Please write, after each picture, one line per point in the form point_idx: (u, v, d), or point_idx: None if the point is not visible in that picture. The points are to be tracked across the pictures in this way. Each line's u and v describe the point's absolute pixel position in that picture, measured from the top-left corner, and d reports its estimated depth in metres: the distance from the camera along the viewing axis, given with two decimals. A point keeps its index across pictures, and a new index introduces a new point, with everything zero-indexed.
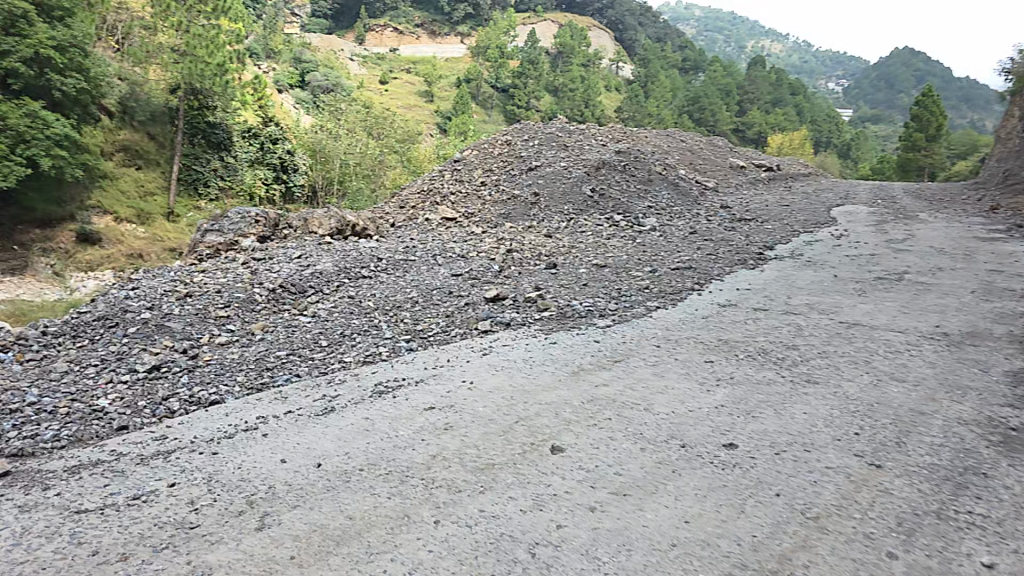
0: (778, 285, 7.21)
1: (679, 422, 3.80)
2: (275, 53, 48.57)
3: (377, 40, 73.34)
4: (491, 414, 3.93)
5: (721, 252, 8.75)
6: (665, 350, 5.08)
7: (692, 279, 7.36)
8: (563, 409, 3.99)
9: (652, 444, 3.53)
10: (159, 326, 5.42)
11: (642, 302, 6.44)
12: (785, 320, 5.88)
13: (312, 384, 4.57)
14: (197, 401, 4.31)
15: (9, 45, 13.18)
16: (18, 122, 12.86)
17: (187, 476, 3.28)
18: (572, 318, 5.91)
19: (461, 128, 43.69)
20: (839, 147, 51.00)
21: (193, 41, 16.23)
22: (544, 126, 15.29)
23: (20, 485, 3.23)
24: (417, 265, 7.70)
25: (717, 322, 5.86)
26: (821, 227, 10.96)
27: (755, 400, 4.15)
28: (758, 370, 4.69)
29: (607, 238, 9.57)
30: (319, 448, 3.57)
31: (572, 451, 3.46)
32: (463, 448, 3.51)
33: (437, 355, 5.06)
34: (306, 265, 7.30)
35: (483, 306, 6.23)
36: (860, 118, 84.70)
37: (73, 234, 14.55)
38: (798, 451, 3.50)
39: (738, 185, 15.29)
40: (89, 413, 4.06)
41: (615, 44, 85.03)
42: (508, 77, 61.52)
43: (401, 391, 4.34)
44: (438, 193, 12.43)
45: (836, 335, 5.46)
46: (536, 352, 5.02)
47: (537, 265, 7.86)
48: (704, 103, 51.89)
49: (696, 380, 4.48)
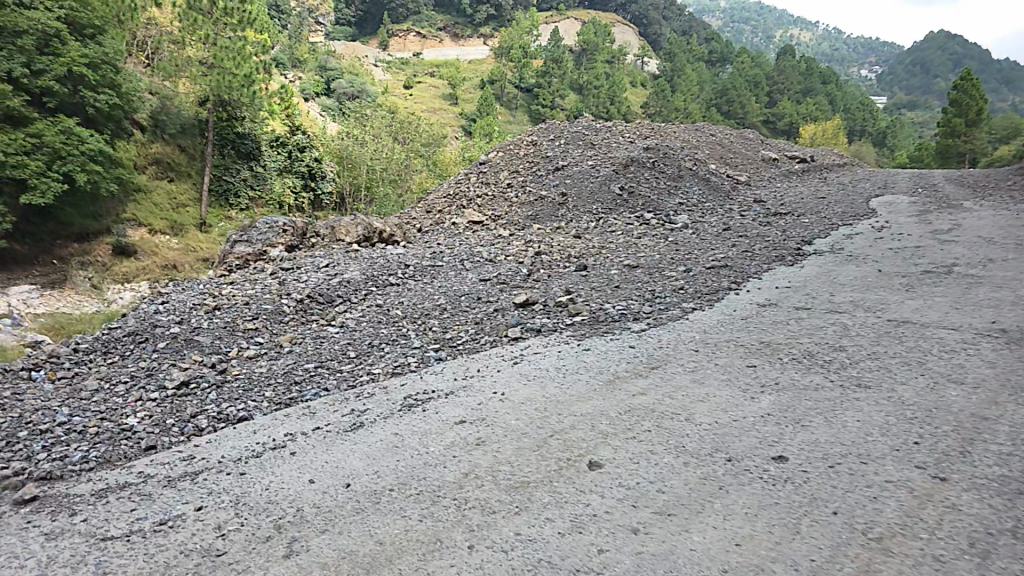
0: (819, 282, 6.92)
1: (723, 432, 3.60)
2: (300, 62, 49.29)
3: (400, 45, 73.78)
4: (525, 427, 3.78)
5: (757, 249, 8.46)
6: (704, 355, 4.87)
7: (729, 278, 7.11)
8: (599, 420, 3.81)
9: (696, 458, 3.33)
10: (188, 341, 5.39)
11: (677, 304, 6.22)
12: (829, 320, 5.61)
13: (340, 398, 4.46)
14: (225, 418, 4.26)
15: (45, 65, 13.46)
16: (53, 139, 13.10)
17: (214, 499, 3.19)
18: (605, 322, 5.72)
19: (487, 129, 43.83)
20: (874, 136, 49.61)
21: (221, 53, 16.38)
22: (570, 125, 15.08)
23: (47, 511, 3.18)
24: (444, 271, 7.58)
25: (757, 323, 5.62)
26: (860, 220, 10.57)
27: (803, 407, 3.93)
28: (804, 374, 4.45)
29: (638, 237, 9.36)
30: (348, 466, 3.46)
31: (611, 466, 3.29)
32: (497, 465, 3.36)
33: (466, 365, 4.93)
34: (334, 274, 7.25)
35: (513, 311, 6.09)
36: (895, 105, 82.30)
37: (109, 248, 14.80)
38: (853, 464, 3.28)
39: (771, 178, 14.89)
40: (118, 433, 4.02)
41: (640, 39, 84.31)
42: (532, 78, 61.46)
43: (430, 404, 4.22)
44: (464, 196, 12.34)
45: (886, 334, 5.18)
46: (569, 360, 4.85)
47: (567, 267, 7.69)
48: (733, 95, 51.36)
49: (739, 386, 4.26)
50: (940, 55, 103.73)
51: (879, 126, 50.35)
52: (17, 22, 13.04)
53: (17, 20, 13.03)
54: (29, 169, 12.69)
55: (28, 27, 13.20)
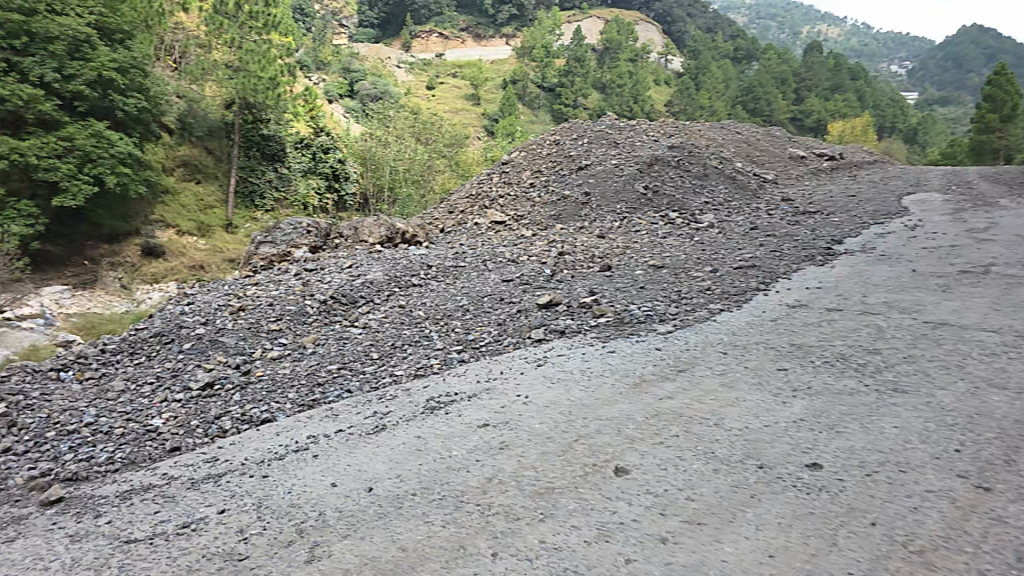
0: (850, 282, 6.74)
1: (754, 438, 3.49)
2: (323, 64, 49.73)
3: (423, 46, 74.10)
4: (549, 431, 3.71)
5: (786, 248, 8.28)
6: (733, 358, 4.75)
7: (757, 279, 6.96)
8: (625, 425, 3.72)
9: (726, 465, 3.23)
10: (212, 342, 5.41)
11: (704, 305, 6.09)
12: (863, 322, 5.45)
13: (362, 400, 4.43)
14: (249, 419, 4.26)
15: (76, 70, 13.69)
16: (84, 142, 13.34)
17: (237, 502, 3.17)
18: (630, 324, 5.62)
19: (509, 129, 43.77)
20: (905, 132, 48.39)
21: (246, 56, 16.58)
22: (593, 123, 14.95)
23: (72, 512, 3.19)
24: (467, 271, 7.53)
25: (788, 324, 5.48)
26: (892, 218, 10.30)
27: (837, 412, 3.80)
28: (837, 378, 4.31)
29: (662, 236, 9.22)
30: (370, 470, 3.42)
31: (638, 472, 3.20)
32: (521, 470, 3.30)
33: (489, 367, 4.86)
34: (357, 275, 7.25)
35: (536, 313, 6.02)
36: (927, 101, 80.38)
37: (138, 249, 15.05)
38: (892, 472, 3.15)
39: (799, 176, 14.60)
40: (143, 434, 4.04)
41: (663, 37, 83.61)
42: (554, 77, 61.28)
43: (453, 406, 4.17)
44: (486, 196, 12.29)
45: (922, 337, 5.01)
46: (594, 363, 4.76)
47: (591, 268, 7.59)
48: (759, 93, 50.55)
49: (770, 390, 4.14)
50: (974, 49, 101.09)
51: (909, 123, 49.13)
52: (49, 28, 13.26)
53: (49, 27, 13.26)
54: (60, 171, 12.97)
55: (60, 32, 13.40)
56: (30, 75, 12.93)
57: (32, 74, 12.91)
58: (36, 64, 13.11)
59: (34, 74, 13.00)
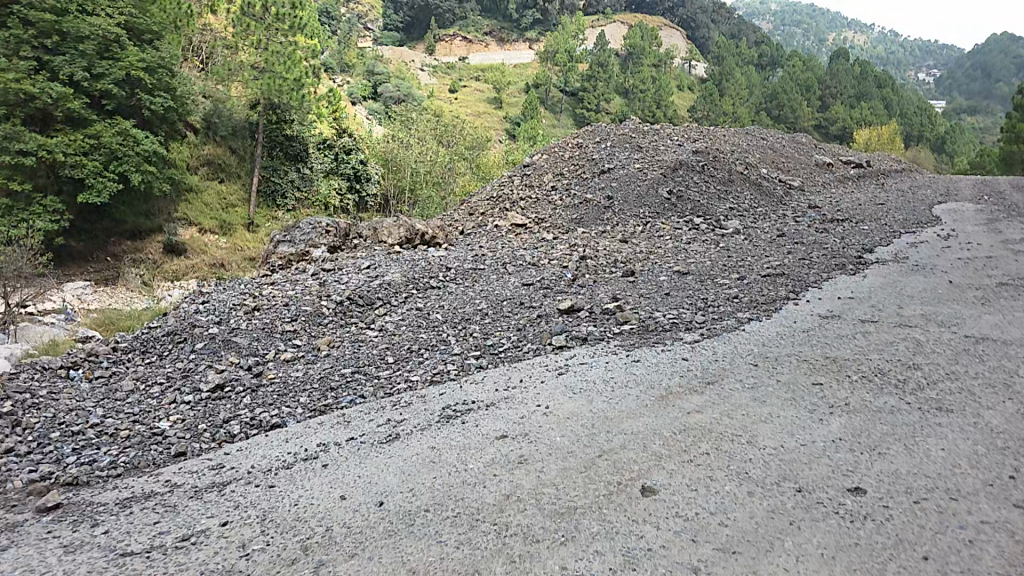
0: (884, 292, 6.47)
1: (790, 459, 3.27)
2: (349, 66, 50.07)
3: (447, 50, 74.41)
4: (570, 445, 3.52)
5: (815, 256, 8.01)
6: (764, 370, 4.53)
7: (786, 287, 6.70)
8: (651, 440, 3.51)
9: (761, 488, 3.01)
10: (226, 342, 5.30)
11: (732, 314, 5.86)
12: (900, 335, 5.17)
13: (376, 407, 4.27)
14: (258, 424, 4.13)
15: (105, 69, 13.74)
16: (110, 139, 13.39)
17: (240, 513, 3.03)
18: (655, 332, 5.41)
19: (531, 133, 43.66)
20: (932, 141, 47.27)
21: (273, 58, 16.61)
22: (617, 127, 14.72)
23: (70, 520, 3.09)
24: (487, 274, 7.37)
25: (821, 336, 5.22)
26: (923, 227, 9.98)
27: (878, 432, 3.56)
28: (877, 395, 4.05)
29: (687, 242, 8.99)
30: (381, 483, 3.25)
31: (666, 493, 2.99)
32: (541, 487, 3.10)
33: (509, 374, 4.67)
34: (375, 276, 7.11)
35: (557, 318, 5.82)
36: (955, 111, 78.61)
37: (160, 246, 15.13)
38: (941, 500, 2.89)
39: (825, 184, 14.26)
40: (149, 438, 3.95)
41: (687, 42, 83.12)
42: (578, 81, 61.05)
43: (470, 415, 4.00)
44: (508, 198, 12.12)
45: (965, 352, 4.73)
46: (617, 372, 4.56)
47: (614, 273, 7.40)
48: (783, 101, 50.42)
49: (805, 406, 3.91)
50: (1004, 57, 98.86)
51: (937, 131, 48.13)
52: (80, 28, 13.45)
53: (79, 26, 13.44)
54: (86, 168, 13.04)
55: (90, 32, 13.57)
56: (60, 73, 13.08)
57: (62, 72, 13.04)
58: (66, 62, 13.24)
59: (63, 73, 13.12)
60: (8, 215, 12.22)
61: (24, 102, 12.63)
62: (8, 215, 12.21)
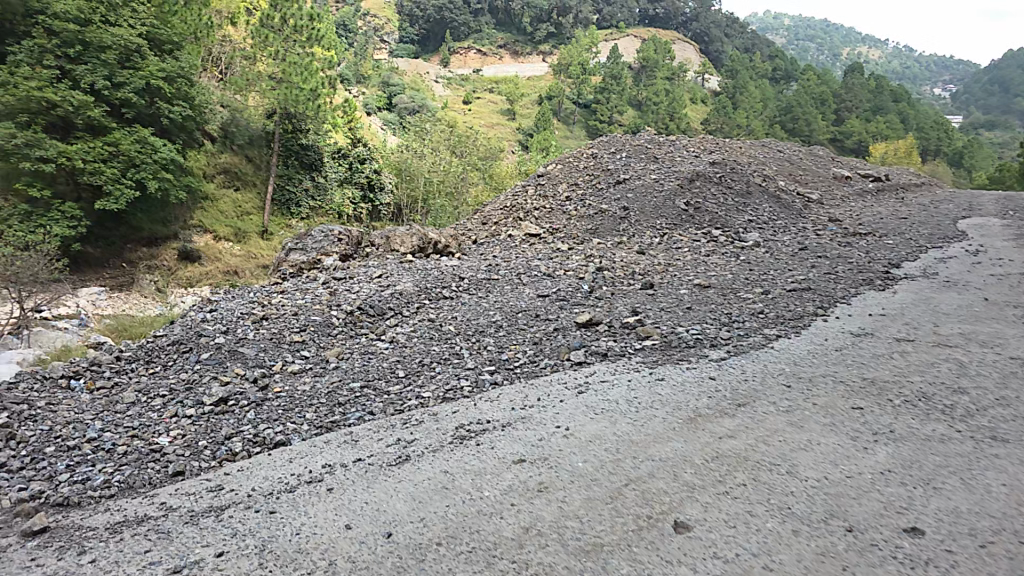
0: (918, 309, 6.16)
1: (836, 493, 2.99)
2: (364, 77, 50.35)
3: (461, 62, 74.83)
4: (594, 471, 3.26)
5: (841, 271, 7.72)
6: (797, 392, 4.23)
7: (814, 302, 6.41)
8: (682, 469, 3.24)
9: (808, 526, 2.74)
10: (232, 353, 5.08)
11: (759, 330, 5.58)
12: (941, 355, 4.87)
13: (385, 424, 4.03)
14: (261, 442, 3.91)
15: (125, 78, 13.69)
16: (129, 147, 13.32)
17: (238, 543, 2.81)
18: (678, 348, 5.14)
19: (543, 144, 43.56)
20: (949, 156, 46.51)
21: (290, 68, 16.46)
22: (632, 138, 14.48)
23: (56, 546, 2.88)
24: (501, 285, 7.14)
25: (855, 355, 4.93)
26: (950, 243, 9.65)
27: (930, 464, 3.26)
28: (923, 422, 3.75)
29: (707, 255, 8.72)
30: (390, 511, 3.01)
31: (702, 530, 2.72)
32: (564, 520, 2.84)
33: (527, 392, 4.42)
34: (386, 285, 6.91)
35: (575, 332, 5.58)
36: (972, 125, 77.66)
37: (175, 252, 15.05)
38: (1011, 544, 2.58)
39: (845, 197, 13.92)
40: (146, 455, 3.74)
41: (701, 55, 83.03)
42: (591, 93, 61.12)
43: (485, 437, 3.74)
44: (521, 208, 11.91)
45: (1013, 375, 4.42)
46: (641, 392, 4.28)
47: (632, 285, 7.15)
48: (798, 113, 49.98)
49: (847, 433, 3.62)
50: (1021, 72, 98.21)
51: (954, 146, 47.30)
52: (103, 38, 13.32)
53: (103, 36, 13.29)
54: (105, 175, 12.96)
55: (112, 42, 13.48)
56: (81, 82, 12.92)
57: (84, 81, 12.89)
58: (88, 71, 13.11)
59: (85, 82, 12.97)
60: (26, 221, 12.08)
61: (46, 110, 12.47)
62: (28, 220, 12.11)
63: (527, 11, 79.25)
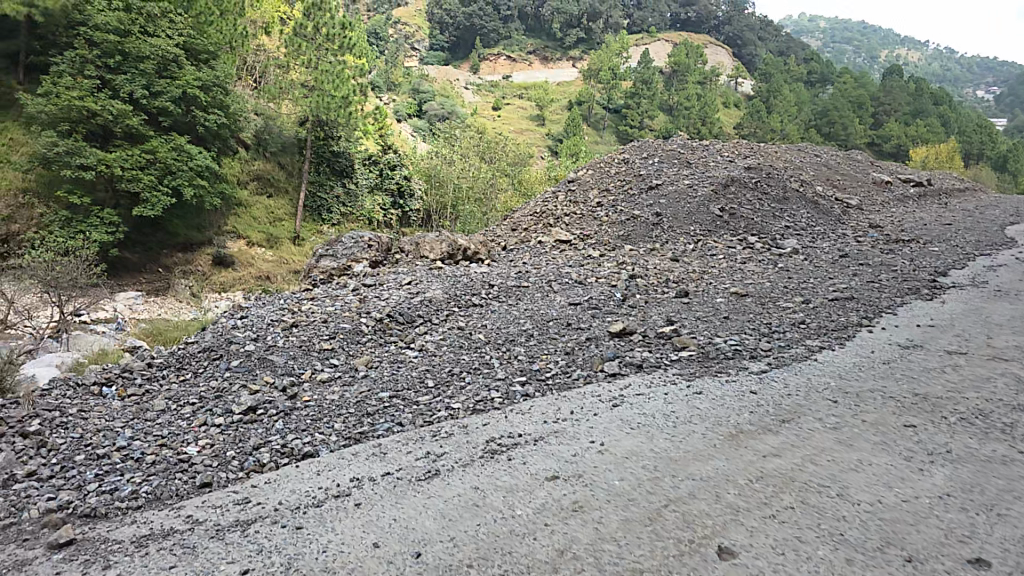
0: (969, 320, 5.87)
1: (891, 518, 2.80)
2: (395, 85, 50.83)
3: (491, 69, 75.13)
4: (632, 490, 3.12)
5: (884, 279, 7.43)
6: (845, 408, 4.02)
7: (857, 312, 6.16)
8: (724, 490, 3.08)
9: (862, 555, 2.55)
10: (262, 361, 5.06)
11: (800, 342, 5.36)
12: (998, 370, 4.60)
13: (414, 437, 3.94)
14: (289, 453, 3.85)
15: (163, 87, 13.84)
16: (166, 155, 13.48)
17: (263, 561, 2.73)
18: (716, 360, 4.96)
19: (573, 150, 43.42)
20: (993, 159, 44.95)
21: (322, 76, 16.69)
22: (664, 143, 14.23)
23: (81, 560, 2.83)
24: (532, 293, 7.02)
25: (904, 369, 4.69)
26: (1000, 250, 9.24)
27: (993, 488, 3.04)
28: (983, 442, 3.52)
29: (743, 262, 8.48)
30: (418, 529, 2.91)
31: (749, 557, 2.56)
32: (600, 543, 2.71)
33: (559, 405, 4.28)
34: (415, 292, 6.83)
35: (608, 342, 5.42)
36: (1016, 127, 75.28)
37: (209, 258, 15.25)
38: None
39: (885, 202, 13.49)
40: (174, 465, 3.71)
41: (734, 59, 82.02)
42: (621, 98, 60.79)
43: (517, 451, 3.62)
44: (551, 214, 11.77)
45: None
46: (679, 406, 4.11)
47: (666, 293, 6.97)
48: (834, 117, 48.88)
49: (900, 453, 3.41)
50: None
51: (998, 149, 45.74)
52: (141, 48, 13.56)
53: (141, 47, 13.54)
54: (142, 182, 13.10)
55: (151, 52, 13.72)
56: (120, 91, 13.14)
57: (122, 90, 13.11)
58: (127, 81, 13.34)
59: (124, 91, 13.20)
60: (67, 227, 12.46)
61: (87, 119, 12.73)
62: (68, 226, 12.48)
63: (557, 17, 79.25)
